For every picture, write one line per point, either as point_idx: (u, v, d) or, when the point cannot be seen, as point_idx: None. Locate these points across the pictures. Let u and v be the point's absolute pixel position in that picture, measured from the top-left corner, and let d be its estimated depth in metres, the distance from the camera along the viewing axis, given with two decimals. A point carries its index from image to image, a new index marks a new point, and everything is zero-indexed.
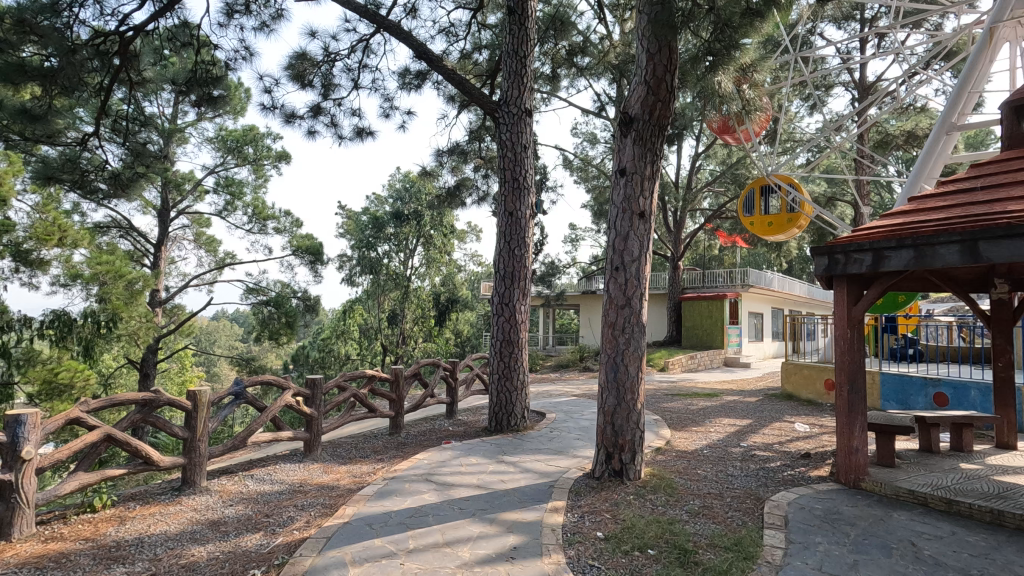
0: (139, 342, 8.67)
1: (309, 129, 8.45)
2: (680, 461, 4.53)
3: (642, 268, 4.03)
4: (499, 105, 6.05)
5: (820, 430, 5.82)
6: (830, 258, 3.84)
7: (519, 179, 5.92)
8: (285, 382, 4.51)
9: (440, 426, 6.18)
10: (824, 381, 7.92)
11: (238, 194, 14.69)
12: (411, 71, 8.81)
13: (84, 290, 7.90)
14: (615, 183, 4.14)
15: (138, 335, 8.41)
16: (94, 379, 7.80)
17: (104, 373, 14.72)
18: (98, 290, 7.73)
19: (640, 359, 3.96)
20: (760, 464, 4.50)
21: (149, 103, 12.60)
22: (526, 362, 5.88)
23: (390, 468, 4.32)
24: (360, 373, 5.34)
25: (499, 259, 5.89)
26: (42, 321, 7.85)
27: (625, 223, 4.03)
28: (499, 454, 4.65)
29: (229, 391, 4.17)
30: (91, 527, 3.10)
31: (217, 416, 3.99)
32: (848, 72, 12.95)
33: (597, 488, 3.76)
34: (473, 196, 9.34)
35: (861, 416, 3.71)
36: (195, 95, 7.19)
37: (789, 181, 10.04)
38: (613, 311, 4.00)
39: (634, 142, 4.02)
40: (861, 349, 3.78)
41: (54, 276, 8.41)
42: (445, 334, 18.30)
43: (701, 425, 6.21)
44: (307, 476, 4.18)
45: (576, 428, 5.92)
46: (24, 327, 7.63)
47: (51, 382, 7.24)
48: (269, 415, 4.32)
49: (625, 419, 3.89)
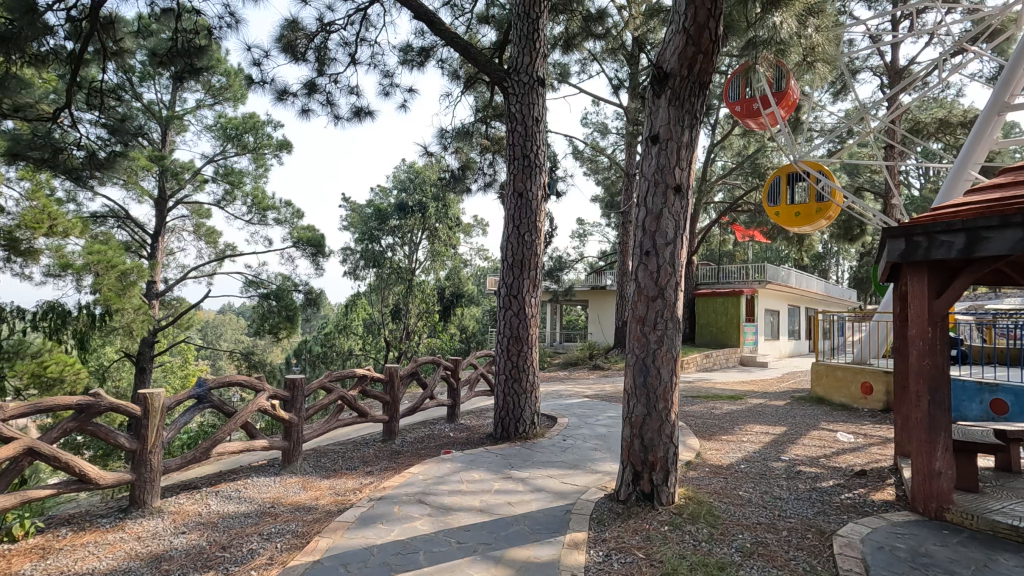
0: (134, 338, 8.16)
1: (303, 108, 7.88)
2: (717, 479, 3.89)
3: (677, 251, 3.39)
4: (506, 72, 5.41)
5: (868, 441, 5.16)
6: (908, 241, 3.17)
7: (530, 157, 5.29)
8: (259, 383, 3.88)
9: (440, 431, 5.56)
10: (860, 384, 7.25)
11: (237, 183, 14.16)
12: (414, 47, 8.20)
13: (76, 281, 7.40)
14: (646, 152, 3.51)
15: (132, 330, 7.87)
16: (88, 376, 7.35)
17: (99, 367, 14.22)
18: (91, 281, 7.23)
19: (674, 361, 3.34)
20: (811, 484, 3.84)
21: (144, 88, 12.11)
22: (537, 361, 5.27)
23: (381, 484, 3.71)
24: (350, 372, 4.69)
25: (507, 247, 5.26)
26: (36, 312, 7.27)
27: (658, 199, 3.40)
28: (506, 468, 4.02)
29: (189, 394, 3.53)
30: (2, 564, 2.51)
31: (174, 424, 3.37)
32: (878, 55, 12.20)
33: (623, 515, 3.13)
34: (479, 181, 8.65)
35: (944, 433, 3.07)
36: (178, 68, 6.56)
37: (819, 168, 9.34)
38: (643, 304, 3.37)
39: (669, 103, 3.38)
40: (944, 351, 3.12)
41: (44, 266, 7.90)
42: (449, 329, 17.56)
43: (731, 433, 5.56)
44: (280, 494, 3.57)
45: (591, 435, 5.28)
46: (16, 317, 7.04)
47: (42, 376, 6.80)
48: (238, 422, 3.69)
49: (656, 431, 3.27)
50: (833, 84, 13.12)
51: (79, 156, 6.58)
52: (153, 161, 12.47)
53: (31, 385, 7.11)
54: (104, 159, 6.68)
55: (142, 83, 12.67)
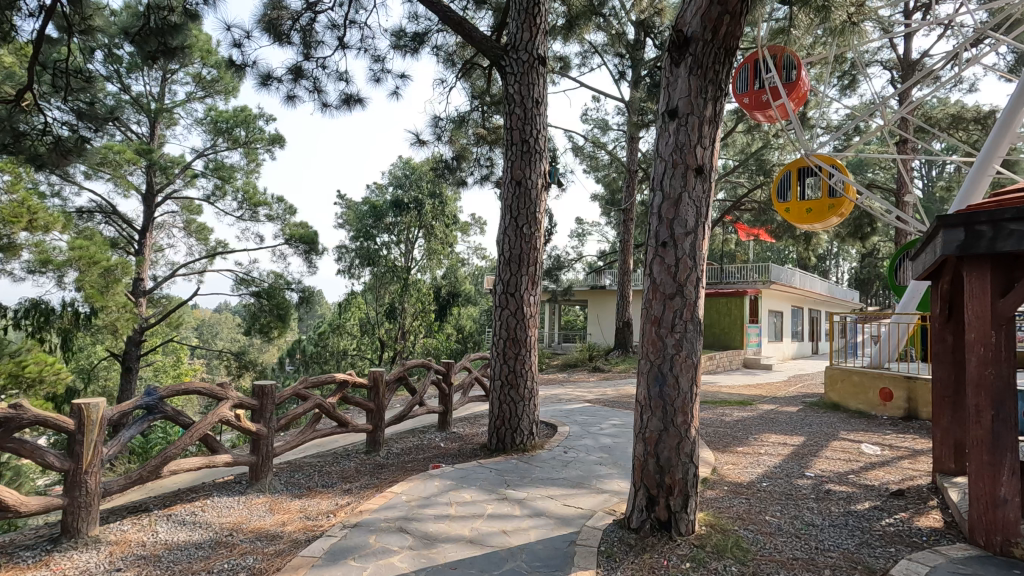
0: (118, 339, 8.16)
1: (288, 94, 7.45)
2: (739, 500, 3.45)
3: (698, 242, 2.96)
4: (504, 50, 4.96)
5: (896, 454, 4.74)
6: (969, 231, 2.73)
7: (529, 142, 4.86)
8: (220, 391, 3.42)
9: (430, 441, 5.12)
10: (879, 390, 6.83)
11: (228, 178, 13.65)
12: (407, 32, 7.75)
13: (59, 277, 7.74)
14: (662, 128, 3.07)
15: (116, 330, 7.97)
16: (66, 375, 7.03)
17: (81, 368, 13.67)
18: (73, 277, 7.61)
19: (695, 368, 2.90)
20: (845, 507, 3.40)
21: (129, 77, 11.66)
22: (536, 365, 4.82)
23: (358, 506, 3.25)
24: (329, 378, 4.25)
25: (504, 240, 4.82)
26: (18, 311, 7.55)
27: (676, 180, 2.96)
28: (501, 487, 3.58)
29: (136, 404, 3.07)
30: None
31: (117, 440, 2.92)
32: (889, 48, 11.81)
33: (637, 549, 2.69)
34: (475, 174, 8.24)
35: (1011, 453, 2.63)
36: (150, 49, 6.01)
37: (831, 162, 8.89)
38: (659, 302, 2.92)
39: (689, 72, 2.94)
40: (1010, 358, 2.68)
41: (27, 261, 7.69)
42: (446, 329, 17.00)
43: (747, 443, 5.13)
44: (243, 518, 3.11)
45: (595, 447, 4.84)
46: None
47: (18, 376, 6.48)
48: (196, 435, 3.23)
49: (674, 449, 2.83)
50: (842, 77, 12.72)
51: (45, 142, 6.06)
52: (140, 155, 12.03)
53: (8, 385, 6.42)
54: (74, 144, 6.18)
55: (130, 74, 12.23)
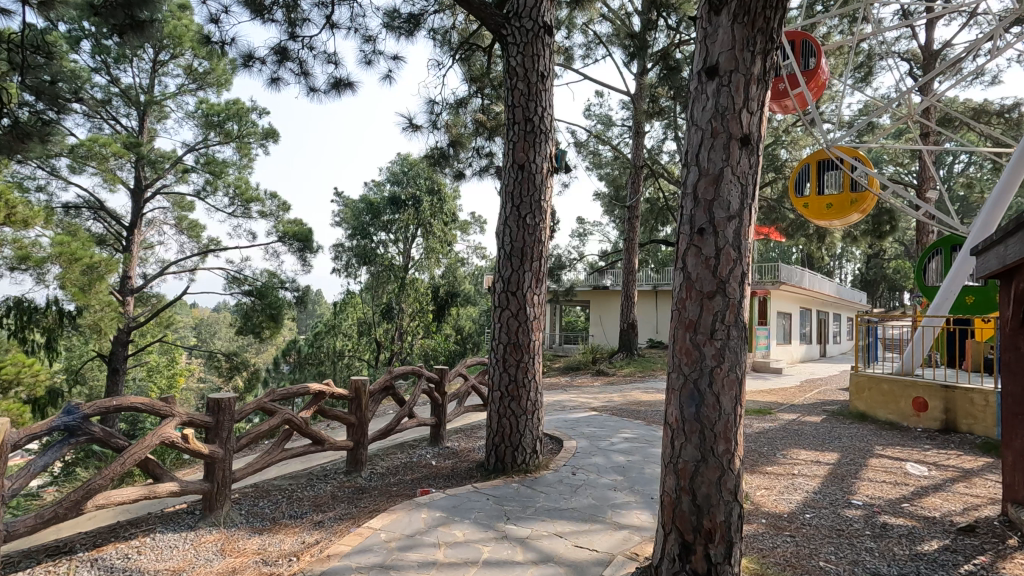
0: (105, 336, 7.80)
1: (273, 78, 6.91)
2: (783, 539, 2.89)
3: (743, 229, 2.41)
4: (505, 18, 4.38)
5: (947, 475, 4.20)
6: None
7: (533, 121, 4.31)
8: (164, 408, 2.87)
9: (421, 458, 4.57)
10: (912, 400, 6.28)
11: (220, 173, 13.11)
12: (401, 13, 7.20)
13: (41, 275, 7.15)
14: (698, 92, 2.52)
15: (100, 326, 7.64)
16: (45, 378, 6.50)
17: (65, 369, 13.08)
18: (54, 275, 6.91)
19: (739, 384, 2.36)
20: (910, 549, 2.85)
21: (117, 67, 11.16)
22: (541, 372, 4.27)
23: (327, 547, 2.70)
24: (302, 390, 3.67)
25: (505, 232, 4.27)
26: None
27: (717, 154, 2.41)
28: (500, 521, 3.03)
29: (52, 426, 2.51)
30: None
31: (26, 470, 2.35)
32: (910, 39, 11.31)
33: None
34: (473, 167, 7.71)
35: None
36: (117, 22, 5.03)
37: (853, 154, 8.27)
38: (695, 303, 2.37)
39: (732, 20, 2.37)
40: None
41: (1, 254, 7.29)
42: (444, 330, 16.37)
43: (776, 462, 4.57)
44: (185, 563, 2.55)
45: (607, 466, 4.29)
46: None
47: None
48: (131, 461, 2.67)
49: (715, 484, 2.28)
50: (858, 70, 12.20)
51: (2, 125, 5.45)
52: (129, 149, 11.51)
53: None
54: (34, 128, 5.57)
55: (119, 64, 11.71)
